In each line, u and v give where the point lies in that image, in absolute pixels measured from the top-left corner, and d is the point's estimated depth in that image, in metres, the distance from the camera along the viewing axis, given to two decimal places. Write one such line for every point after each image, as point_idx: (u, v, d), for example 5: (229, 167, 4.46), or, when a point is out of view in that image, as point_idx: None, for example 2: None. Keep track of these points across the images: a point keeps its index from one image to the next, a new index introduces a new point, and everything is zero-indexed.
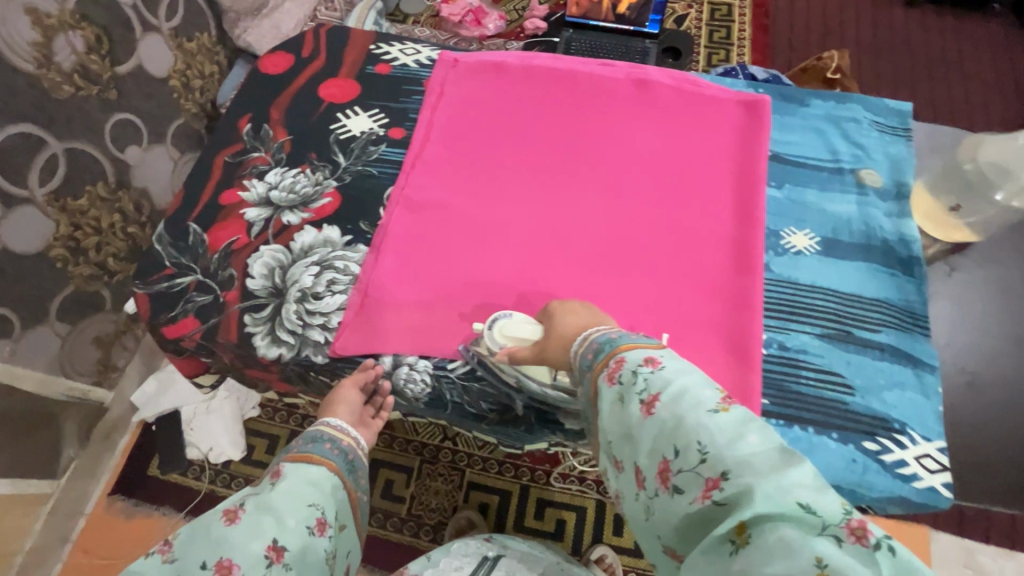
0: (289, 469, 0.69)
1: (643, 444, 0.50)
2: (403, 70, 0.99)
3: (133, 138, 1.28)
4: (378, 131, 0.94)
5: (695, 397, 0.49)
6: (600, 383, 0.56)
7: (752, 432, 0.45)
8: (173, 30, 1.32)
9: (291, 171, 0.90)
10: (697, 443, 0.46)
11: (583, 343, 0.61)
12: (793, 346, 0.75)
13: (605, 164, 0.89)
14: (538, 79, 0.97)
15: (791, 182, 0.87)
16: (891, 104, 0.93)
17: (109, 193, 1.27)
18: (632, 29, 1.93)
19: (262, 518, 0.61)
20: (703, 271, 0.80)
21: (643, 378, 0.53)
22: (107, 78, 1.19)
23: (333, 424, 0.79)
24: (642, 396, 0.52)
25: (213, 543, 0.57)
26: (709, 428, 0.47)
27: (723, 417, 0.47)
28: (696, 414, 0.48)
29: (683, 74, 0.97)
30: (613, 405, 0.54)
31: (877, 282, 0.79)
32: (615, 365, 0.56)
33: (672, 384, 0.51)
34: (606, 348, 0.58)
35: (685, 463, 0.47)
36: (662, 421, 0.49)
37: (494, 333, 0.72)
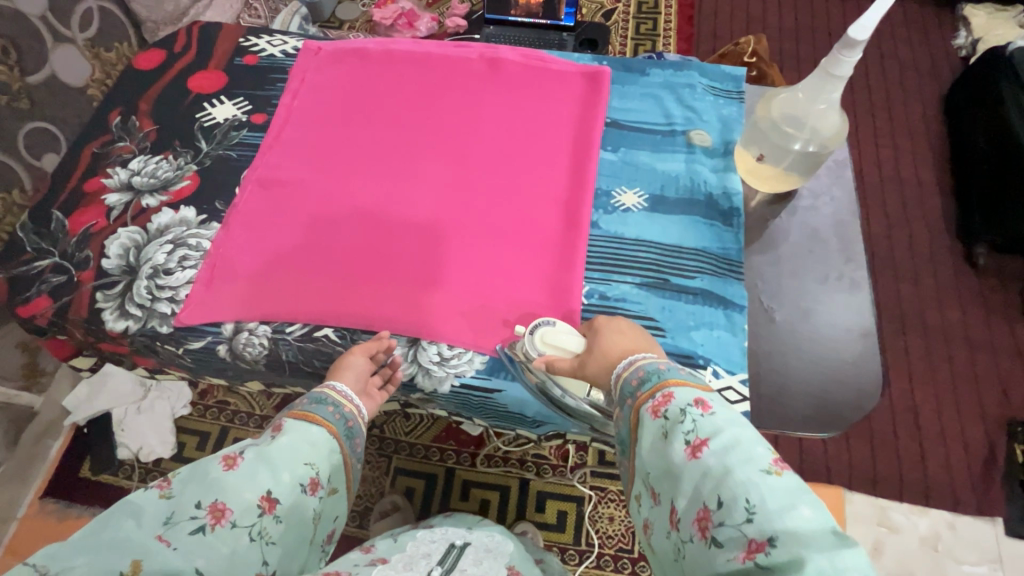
0: (291, 424, 0.66)
1: (685, 486, 0.52)
2: (269, 60, 1.04)
3: (49, 146, 1.35)
4: (241, 117, 0.98)
5: (746, 453, 0.50)
6: (642, 411, 0.58)
7: (804, 504, 0.46)
8: (89, 40, 1.43)
9: (154, 159, 0.94)
10: (745, 500, 0.47)
11: (629, 368, 0.63)
12: (612, 295, 0.79)
13: (454, 139, 0.94)
14: (398, 62, 1.02)
15: (625, 145, 0.91)
16: (727, 70, 0.98)
17: (26, 200, 1.34)
18: (548, 23, 1.98)
19: (261, 469, 0.60)
20: (537, 230, 0.85)
21: (692, 418, 0.54)
22: (17, 87, 1.26)
23: (337, 388, 0.73)
24: (688, 437, 0.53)
25: (210, 486, 0.56)
26: (759, 488, 0.47)
27: (773, 481, 0.48)
28: (748, 471, 0.48)
29: (534, 52, 1.02)
30: (655, 439, 0.55)
31: (697, 233, 0.83)
32: (661, 399, 0.57)
33: (723, 433, 0.52)
34: (654, 378, 0.59)
35: (728, 518, 0.48)
36: (706, 468, 0.50)
37: (535, 339, 0.74)
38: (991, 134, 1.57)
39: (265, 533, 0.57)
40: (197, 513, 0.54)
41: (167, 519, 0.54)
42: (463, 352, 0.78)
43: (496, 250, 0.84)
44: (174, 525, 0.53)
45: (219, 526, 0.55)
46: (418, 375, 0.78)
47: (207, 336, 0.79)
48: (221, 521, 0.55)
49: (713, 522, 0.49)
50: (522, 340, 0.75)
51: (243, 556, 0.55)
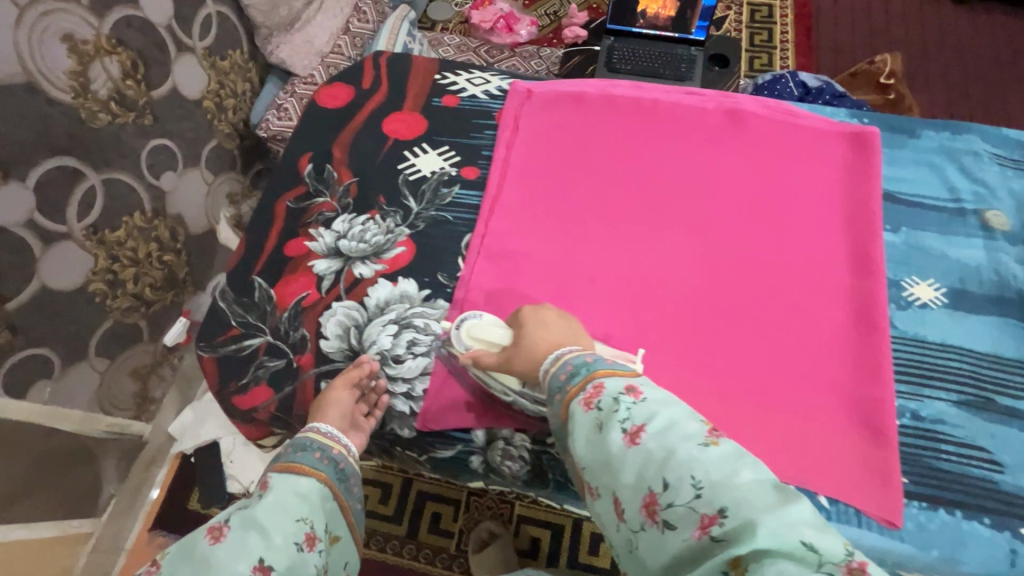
0: (277, 479, 0.61)
1: (625, 475, 0.48)
2: (472, 102, 0.92)
3: (168, 163, 1.27)
4: (450, 171, 0.87)
5: (683, 430, 0.47)
6: (574, 406, 0.54)
7: (746, 468, 0.44)
8: (207, 48, 1.32)
9: (360, 219, 0.83)
10: (691, 477, 0.44)
11: (555, 364, 0.59)
12: (928, 416, 0.68)
13: (698, 207, 0.82)
14: (620, 109, 0.89)
15: (908, 225, 0.79)
16: (1011, 133, 0.85)
17: (147, 223, 1.24)
18: (677, 37, 1.83)
19: (253, 531, 0.54)
20: (818, 326, 0.73)
21: (625, 406, 0.50)
22: (142, 103, 1.17)
23: (321, 429, 0.67)
24: (624, 425, 0.49)
25: (198, 564, 0.51)
26: (702, 464, 0.44)
27: (714, 452, 0.45)
28: (687, 447, 0.46)
29: (776, 103, 0.89)
30: (589, 432, 0.51)
31: (1016, 339, 0.72)
32: (593, 391, 0.53)
33: (657, 416, 0.49)
34: (582, 370, 0.56)
35: (676, 496, 0.44)
36: (648, 453, 0.47)
37: (460, 333, 0.69)
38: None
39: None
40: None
41: None
42: None
43: (773, 348, 0.72)
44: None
45: None
46: None
47: (459, 445, 0.70)
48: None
49: (660, 505, 0.45)
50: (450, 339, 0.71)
51: None
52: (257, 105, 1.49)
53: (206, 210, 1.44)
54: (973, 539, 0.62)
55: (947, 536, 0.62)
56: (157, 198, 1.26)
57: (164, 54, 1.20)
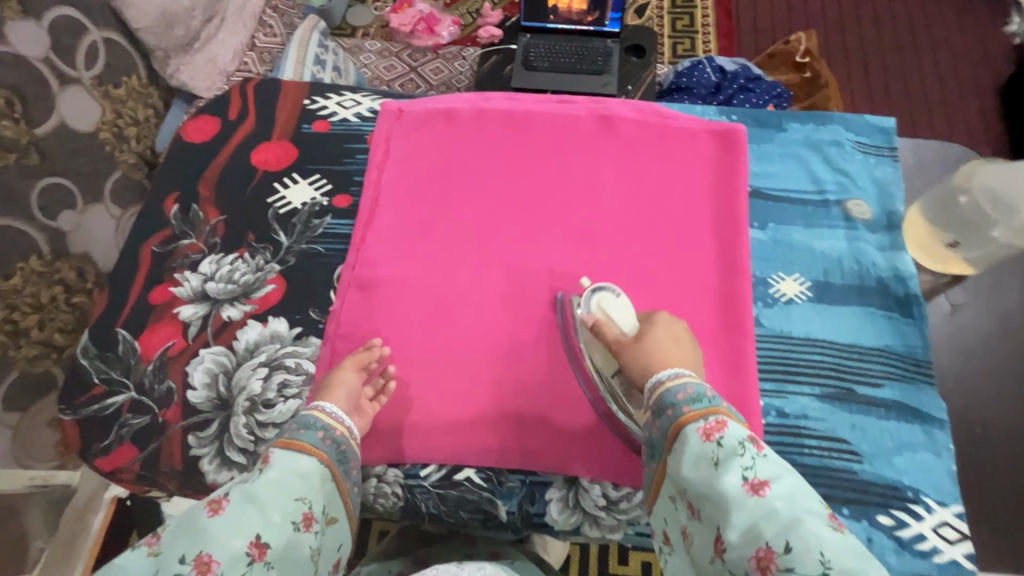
0: (278, 456, 0.57)
1: (735, 518, 0.48)
2: (343, 126, 0.90)
3: (65, 202, 1.15)
4: (321, 201, 0.85)
5: (807, 503, 0.47)
6: (688, 430, 0.54)
7: (869, 563, 0.43)
8: (96, 78, 1.22)
9: (228, 258, 0.81)
10: (817, 552, 0.44)
11: (676, 380, 0.58)
12: (792, 412, 0.70)
13: (573, 218, 0.82)
14: (493, 123, 0.88)
15: (775, 221, 0.80)
16: (873, 120, 0.86)
17: (46, 266, 1.13)
18: (592, 29, 1.84)
19: (252, 506, 0.52)
20: (689, 330, 0.74)
21: (751, 455, 0.50)
22: (25, 142, 1.05)
23: (325, 409, 0.63)
24: (746, 472, 0.49)
25: (195, 537, 0.49)
26: (831, 544, 0.44)
27: (840, 538, 0.45)
28: (816, 522, 0.45)
29: (648, 105, 0.89)
30: (701, 463, 0.51)
31: (876, 327, 0.73)
32: (714, 424, 0.53)
33: (783, 479, 0.49)
34: (704, 401, 0.55)
35: (798, 563, 0.44)
36: (771, 510, 0.47)
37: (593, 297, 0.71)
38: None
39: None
40: (182, 569, 0.47)
41: None
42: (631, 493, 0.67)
43: None
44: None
45: None
46: (584, 524, 0.68)
47: None
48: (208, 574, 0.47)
49: (776, 565, 0.45)
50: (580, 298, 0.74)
51: None
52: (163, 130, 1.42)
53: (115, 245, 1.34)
54: None
55: None
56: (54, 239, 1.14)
57: (44, 88, 1.09)
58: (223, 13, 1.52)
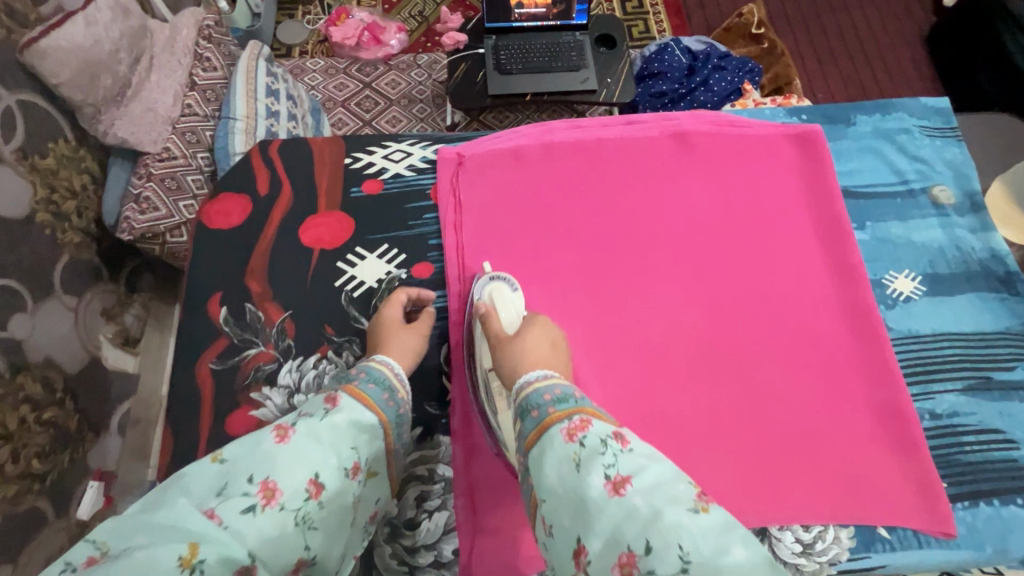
0: (343, 401, 0.52)
1: (597, 526, 0.40)
2: (398, 182, 0.79)
3: (13, 304, 0.91)
4: (399, 273, 0.74)
5: (671, 490, 0.40)
6: (551, 432, 0.46)
7: (736, 542, 0.37)
8: (19, 151, 0.92)
9: (310, 361, 0.69)
10: (678, 547, 0.37)
11: (544, 381, 0.51)
12: (944, 411, 0.70)
13: (673, 249, 0.77)
14: (564, 159, 0.81)
15: (871, 219, 0.80)
16: (928, 103, 0.88)
17: (6, 386, 0.89)
18: (559, 24, 1.72)
19: (318, 447, 0.47)
20: (823, 348, 0.72)
21: (612, 451, 0.44)
22: None
23: (392, 366, 0.59)
24: (607, 470, 0.42)
25: (265, 459, 0.44)
26: (690, 532, 0.37)
27: (705, 521, 0.38)
28: (676, 511, 0.38)
29: (715, 115, 0.85)
30: (562, 466, 0.44)
31: (992, 311, 0.75)
32: (578, 423, 0.46)
33: (647, 471, 0.42)
34: (570, 401, 0.49)
35: (658, 562, 0.37)
36: (632, 509, 0.40)
37: (490, 285, 0.70)
38: (993, 74, 1.69)
39: (310, 522, 0.44)
40: (248, 490, 0.42)
41: (219, 491, 0.41)
42: (824, 530, 0.64)
43: (796, 386, 0.70)
44: (226, 500, 0.41)
45: (270, 506, 0.42)
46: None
47: None
48: (272, 503, 0.42)
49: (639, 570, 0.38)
50: (475, 285, 0.71)
51: (286, 545, 0.42)
52: (105, 197, 1.09)
53: (82, 339, 1.09)
54: (1016, 524, 0.64)
55: (994, 529, 0.64)
56: (11, 351, 0.91)
57: None
58: (150, 49, 1.10)
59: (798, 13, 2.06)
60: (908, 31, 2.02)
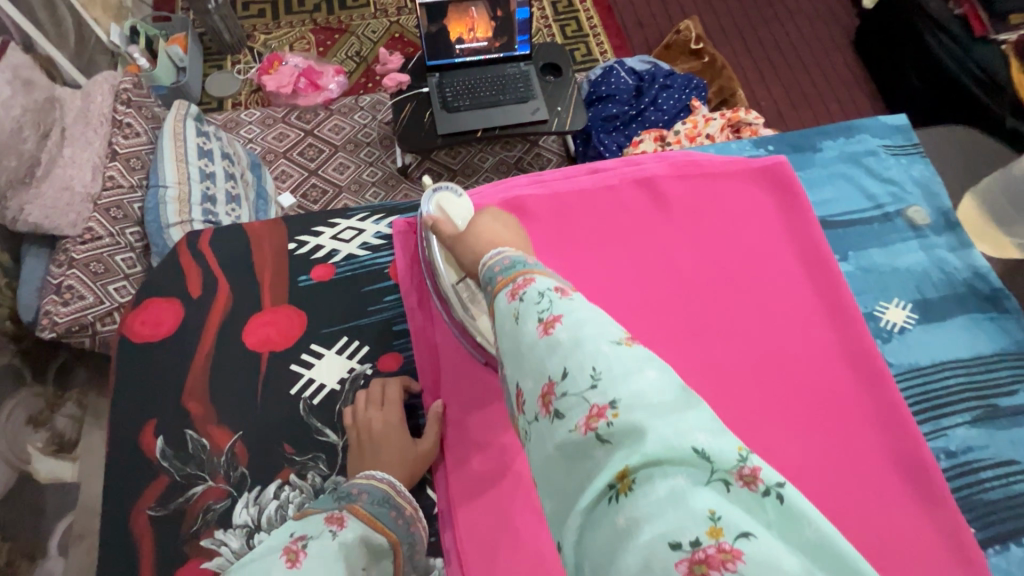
0: (354, 520, 0.49)
1: (525, 364, 0.35)
2: (351, 264, 0.71)
3: None
4: (363, 369, 0.66)
5: (600, 326, 0.34)
6: (497, 300, 0.40)
7: (653, 367, 0.32)
8: None
9: (270, 490, 0.59)
10: (590, 367, 0.32)
11: (496, 256, 0.45)
12: (958, 447, 0.67)
13: (662, 301, 0.71)
14: (530, 215, 0.75)
15: (852, 249, 0.77)
16: (887, 121, 0.87)
17: None
18: (502, 56, 1.66)
19: (330, 568, 0.44)
20: (832, 393, 0.67)
21: (549, 298, 0.36)
22: None
23: (384, 478, 0.54)
24: (541, 314, 0.36)
25: None
26: (608, 358, 0.32)
27: (626, 351, 0.32)
28: (597, 341, 0.33)
29: (680, 156, 0.81)
30: (502, 322, 0.38)
31: (985, 333, 0.73)
32: (521, 280, 0.39)
33: (582, 312, 0.35)
34: (518, 266, 0.41)
35: (571, 385, 0.32)
36: (554, 345, 0.34)
37: (432, 199, 0.67)
38: (923, 74, 1.70)
39: None
40: None
41: None
42: None
43: (815, 438, 0.64)
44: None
45: None
46: None
47: None
48: None
49: (555, 401, 0.32)
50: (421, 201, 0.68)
51: None
52: (20, 290, 0.95)
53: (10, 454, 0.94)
54: None
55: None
56: None
57: None
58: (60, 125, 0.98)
59: (733, 26, 2.11)
60: (838, 37, 2.09)
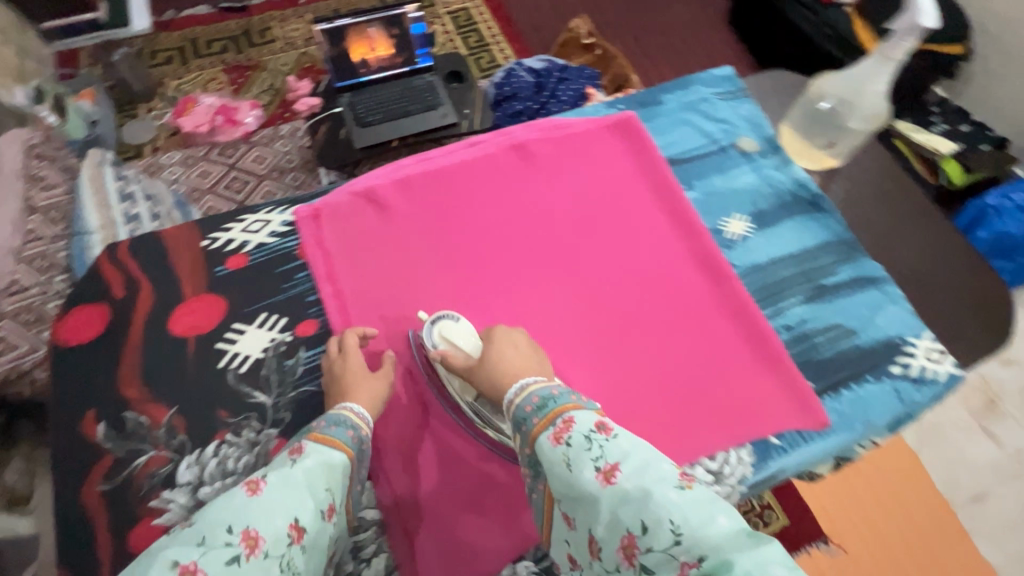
0: (311, 448, 0.57)
1: (600, 516, 0.49)
2: (263, 251, 0.79)
3: None
4: (284, 337, 0.74)
5: (659, 472, 0.49)
6: (541, 440, 0.54)
7: (720, 513, 0.46)
8: None
9: (210, 449, 0.67)
10: (667, 521, 0.46)
11: (524, 392, 0.59)
12: (794, 322, 0.81)
13: (539, 246, 0.83)
14: (419, 192, 0.85)
15: (696, 179, 0.91)
16: (717, 72, 1.02)
17: None
18: (406, 70, 1.74)
19: (290, 493, 0.53)
20: (688, 296, 0.81)
21: (598, 443, 0.51)
22: None
23: (356, 409, 0.63)
24: (597, 462, 0.50)
25: (237, 514, 0.50)
26: (677, 507, 0.46)
27: (689, 495, 0.47)
28: (662, 489, 0.47)
29: (545, 123, 0.93)
30: (558, 469, 0.52)
31: (809, 229, 0.88)
32: (563, 425, 0.54)
33: (632, 456, 0.50)
34: (550, 404, 0.56)
35: (656, 541, 0.46)
36: (624, 494, 0.48)
37: (433, 331, 0.71)
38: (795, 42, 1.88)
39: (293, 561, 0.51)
40: (229, 540, 0.48)
41: (200, 544, 0.48)
42: (726, 455, 0.71)
43: (677, 334, 0.78)
44: (208, 552, 0.48)
45: (253, 555, 0.48)
46: None
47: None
48: (254, 551, 0.48)
49: (639, 549, 0.46)
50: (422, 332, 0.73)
51: None
52: None
53: None
54: (869, 398, 0.76)
55: (856, 407, 0.75)
56: None
57: None
58: None
59: (622, 20, 2.30)
60: (714, 18, 2.31)
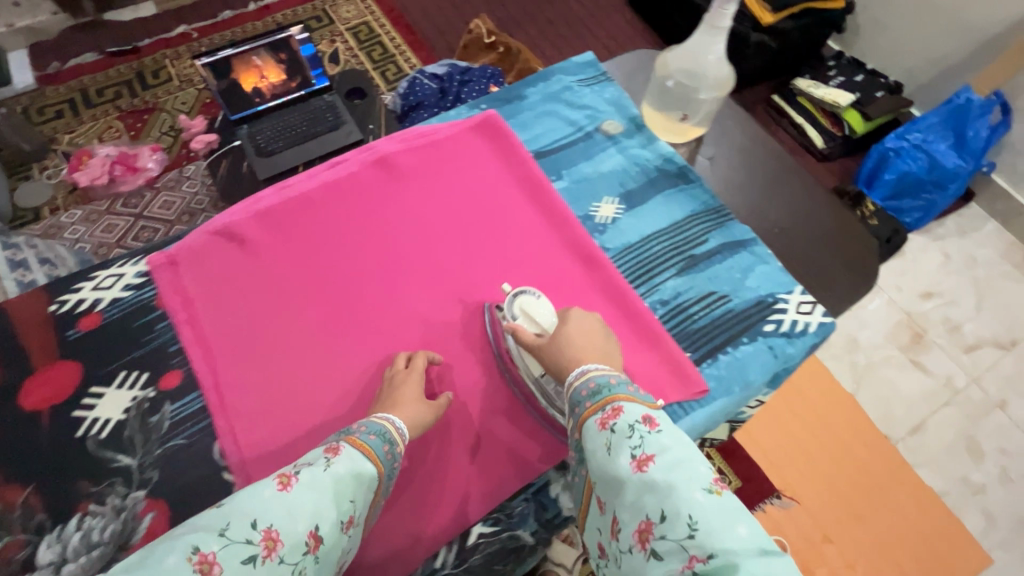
0: (346, 452, 0.53)
1: (626, 499, 0.48)
2: (118, 306, 0.77)
3: None
4: (146, 393, 0.71)
5: (694, 471, 0.46)
6: (589, 423, 0.53)
7: (741, 523, 0.43)
8: None
9: (72, 524, 0.63)
10: (688, 516, 0.43)
11: (588, 372, 0.57)
12: (669, 296, 0.82)
13: (409, 258, 0.82)
14: (279, 220, 0.82)
15: (564, 168, 0.92)
16: (579, 60, 1.03)
17: None
18: (304, 92, 1.60)
19: (319, 498, 0.47)
20: (562, 286, 0.81)
21: (639, 434, 0.50)
22: None
23: (397, 424, 0.60)
24: (634, 450, 0.49)
25: (265, 507, 0.45)
26: (702, 506, 0.44)
27: (717, 500, 0.44)
28: (693, 489, 0.45)
29: (407, 132, 0.92)
30: (598, 450, 0.51)
31: (677, 202, 0.90)
32: (611, 412, 0.52)
33: (671, 451, 0.48)
34: (604, 391, 0.54)
35: (670, 531, 0.44)
36: (652, 484, 0.46)
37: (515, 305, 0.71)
38: None
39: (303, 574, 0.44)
40: (251, 537, 0.43)
41: (222, 532, 0.43)
42: None
43: None
44: (228, 545, 0.42)
45: (269, 559, 0.43)
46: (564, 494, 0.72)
47: None
48: (271, 554, 0.43)
49: (654, 535, 0.45)
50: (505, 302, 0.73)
51: None
52: None
53: None
54: (746, 359, 0.77)
55: (733, 369, 0.77)
56: None
57: None
58: None
59: (527, 12, 2.29)
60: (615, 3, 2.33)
